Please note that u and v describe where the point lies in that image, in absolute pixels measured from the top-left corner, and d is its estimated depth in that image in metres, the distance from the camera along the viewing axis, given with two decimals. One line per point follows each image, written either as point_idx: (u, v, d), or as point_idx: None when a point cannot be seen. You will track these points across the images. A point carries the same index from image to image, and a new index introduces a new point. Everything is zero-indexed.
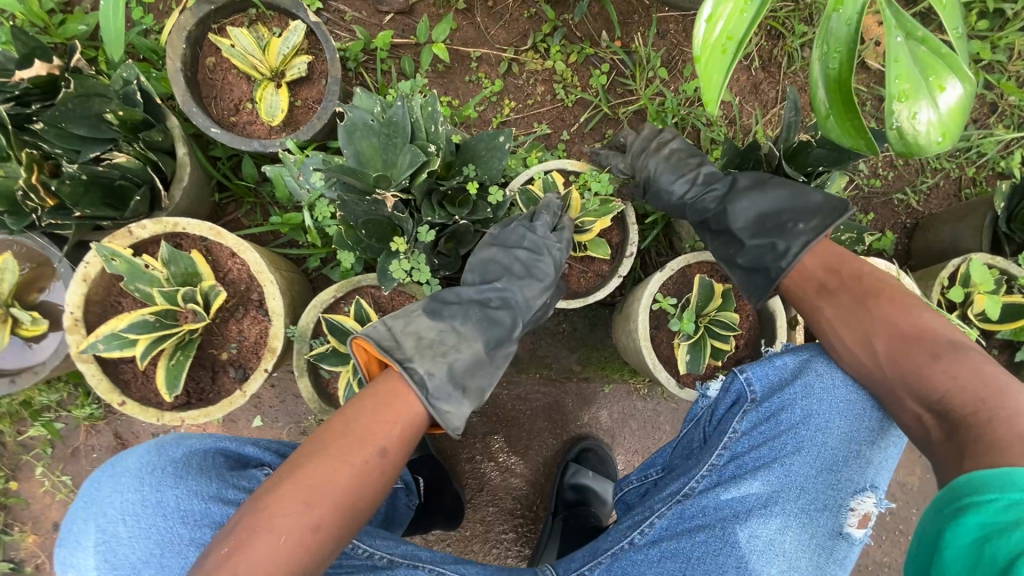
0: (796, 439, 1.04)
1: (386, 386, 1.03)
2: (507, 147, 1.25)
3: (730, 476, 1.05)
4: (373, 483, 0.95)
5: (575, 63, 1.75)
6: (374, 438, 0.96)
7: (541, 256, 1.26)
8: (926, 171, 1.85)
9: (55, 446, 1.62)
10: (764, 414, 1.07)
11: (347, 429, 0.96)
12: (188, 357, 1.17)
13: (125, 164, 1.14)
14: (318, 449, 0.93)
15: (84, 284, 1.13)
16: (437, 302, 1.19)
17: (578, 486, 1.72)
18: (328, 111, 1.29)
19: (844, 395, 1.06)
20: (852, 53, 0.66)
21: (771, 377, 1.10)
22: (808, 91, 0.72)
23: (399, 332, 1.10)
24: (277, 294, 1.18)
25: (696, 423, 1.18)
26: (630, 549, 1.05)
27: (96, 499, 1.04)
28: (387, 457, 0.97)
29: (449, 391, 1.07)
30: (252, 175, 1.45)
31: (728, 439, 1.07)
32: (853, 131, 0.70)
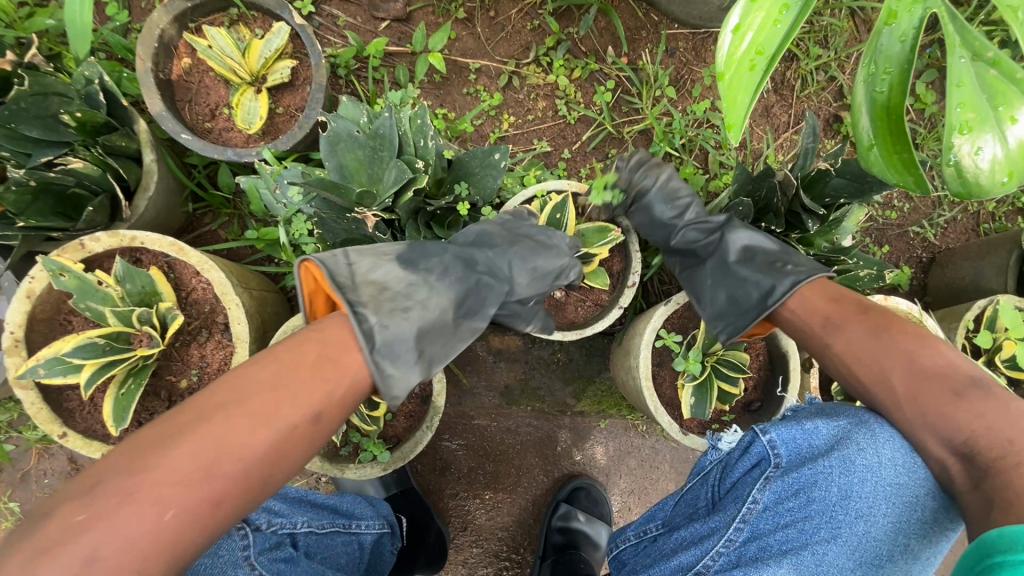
0: (831, 524, 0.88)
1: (314, 343, 0.81)
2: (502, 166, 1.15)
3: (751, 558, 0.92)
4: (271, 475, 0.72)
5: (578, 79, 1.67)
6: (311, 401, 0.76)
7: (550, 252, 1.12)
8: (943, 204, 1.76)
9: (3, 470, 1.50)
10: (791, 487, 0.92)
11: (244, 401, 0.72)
12: (139, 386, 1.04)
13: (81, 170, 1.03)
14: (235, 401, 0.72)
15: (28, 301, 1.01)
16: (415, 253, 1.01)
17: (568, 529, 1.61)
18: (311, 120, 1.19)
19: (893, 476, 0.89)
20: (904, 74, 0.60)
21: (800, 444, 0.95)
22: (848, 119, 0.66)
23: (361, 276, 0.92)
24: (243, 318, 1.07)
25: (706, 480, 1.08)
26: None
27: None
28: (295, 441, 0.74)
29: (400, 352, 0.87)
30: (228, 185, 1.36)
31: (748, 512, 0.94)
32: (901, 166, 0.63)
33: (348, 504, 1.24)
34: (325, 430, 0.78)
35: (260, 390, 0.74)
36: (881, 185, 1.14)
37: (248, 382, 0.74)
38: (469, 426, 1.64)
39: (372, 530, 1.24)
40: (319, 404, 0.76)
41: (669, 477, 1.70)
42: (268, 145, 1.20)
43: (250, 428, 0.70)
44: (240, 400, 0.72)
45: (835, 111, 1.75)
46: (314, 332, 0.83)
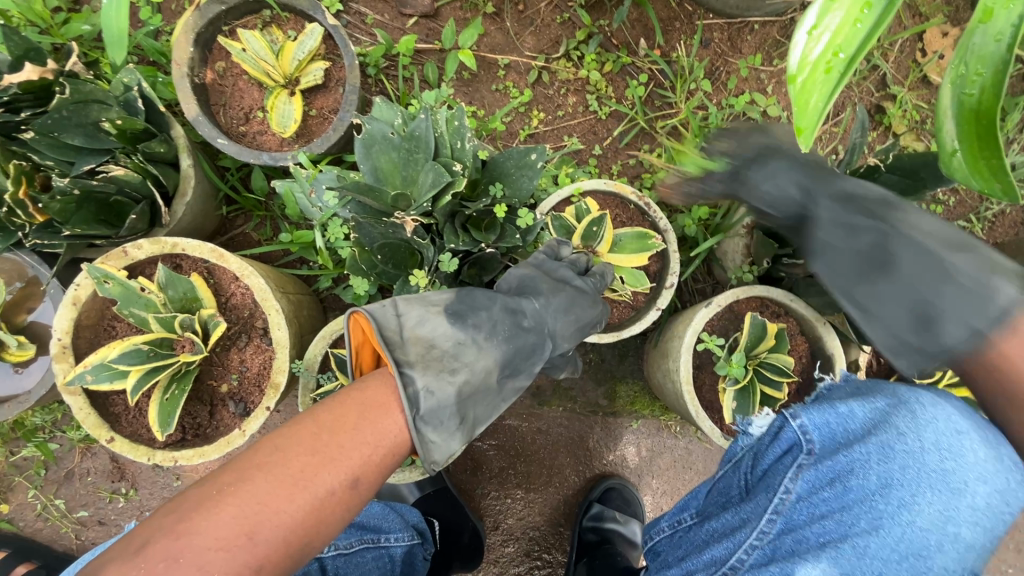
0: (869, 514, 0.88)
1: (353, 405, 0.81)
2: (539, 166, 1.14)
3: (787, 551, 0.90)
4: (317, 533, 0.73)
5: (610, 73, 1.63)
6: (348, 464, 0.77)
7: (587, 302, 1.08)
8: (992, 197, 1.70)
9: (49, 468, 1.54)
10: (826, 476, 0.91)
11: (279, 465, 0.73)
12: (183, 392, 1.05)
13: (123, 177, 1.03)
14: (278, 457, 0.74)
15: (74, 308, 1.02)
16: (464, 303, 0.95)
17: (600, 527, 1.60)
18: (345, 122, 1.18)
19: (936, 462, 0.88)
20: (998, 76, 0.57)
21: (834, 428, 0.94)
22: (930, 124, 0.63)
23: (409, 332, 0.88)
24: (282, 324, 1.06)
25: (736, 466, 1.06)
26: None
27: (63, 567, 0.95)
28: (333, 506, 0.75)
29: (443, 418, 0.86)
30: (262, 188, 1.37)
31: (782, 502, 0.92)
32: (986, 171, 0.60)
33: (374, 519, 1.22)
34: (361, 495, 0.78)
35: (299, 454, 0.75)
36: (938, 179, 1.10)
37: (288, 442, 0.76)
38: (499, 426, 1.63)
39: (402, 542, 1.21)
40: (357, 470, 0.77)
41: (702, 478, 1.67)
42: (303, 149, 1.19)
43: (290, 493, 0.72)
44: (282, 461, 0.74)
45: (877, 101, 1.70)
46: (356, 389, 0.83)
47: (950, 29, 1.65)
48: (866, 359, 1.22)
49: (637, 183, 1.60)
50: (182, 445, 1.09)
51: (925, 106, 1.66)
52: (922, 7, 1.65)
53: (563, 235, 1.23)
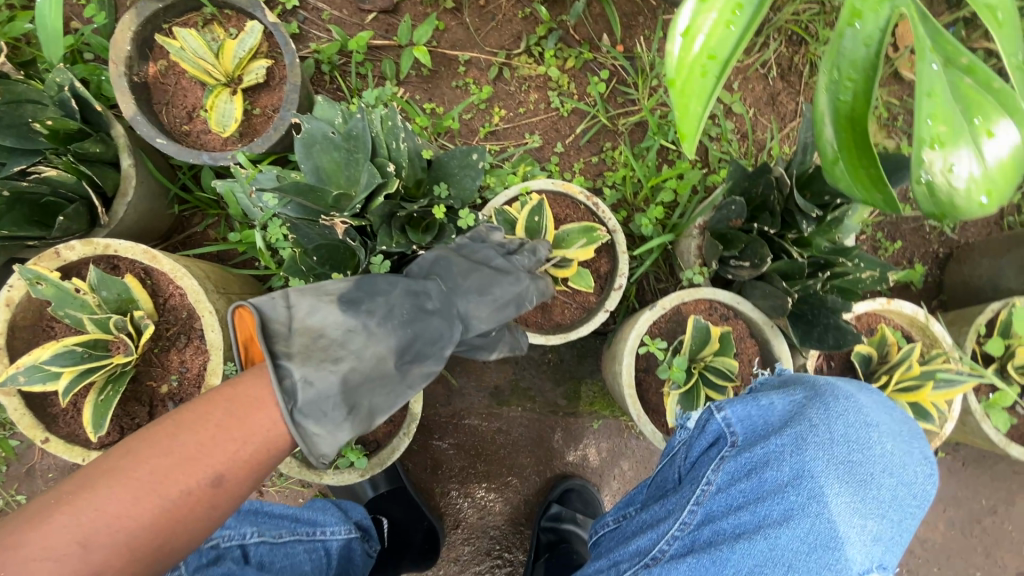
0: (782, 505, 0.92)
1: (221, 402, 0.80)
2: (480, 166, 1.13)
3: (704, 542, 0.94)
4: (175, 536, 0.74)
5: (572, 69, 1.61)
6: (208, 460, 0.76)
7: (505, 278, 1.05)
8: None
9: (10, 464, 1.55)
10: (744, 468, 0.95)
11: (132, 470, 0.73)
12: (118, 392, 1.05)
13: (54, 177, 1.03)
14: (130, 460, 0.74)
15: (8, 309, 1.03)
16: (362, 290, 0.97)
17: (558, 527, 1.59)
18: (285, 121, 1.17)
19: (844, 453, 0.94)
20: (869, 81, 0.56)
21: (755, 419, 0.98)
22: (811, 129, 0.61)
23: (297, 322, 0.90)
24: (216, 325, 1.06)
25: (672, 459, 1.06)
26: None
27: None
28: (191, 506, 0.75)
29: (326, 409, 0.87)
30: (213, 187, 1.36)
31: (702, 493, 0.96)
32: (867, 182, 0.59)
33: (311, 511, 1.21)
34: (227, 494, 0.78)
35: (153, 454, 0.75)
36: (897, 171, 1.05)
37: (143, 445, 0.75)
38: (459, 426, 1.62)
39: (339, 535, 1.21)
40: (219, 467, 0.77)
41: None
42: (243, 148, 1.18)
43: (142, 497, 0.72)
44: (134, 464, 0.74)
45: None
46: (228, 385, 0.82)
47: None
48: (814, 363, 1.20)
49: (598, 181, 1.58)
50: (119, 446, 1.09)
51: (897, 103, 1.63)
52: None
53: (506, 229, 1.21)
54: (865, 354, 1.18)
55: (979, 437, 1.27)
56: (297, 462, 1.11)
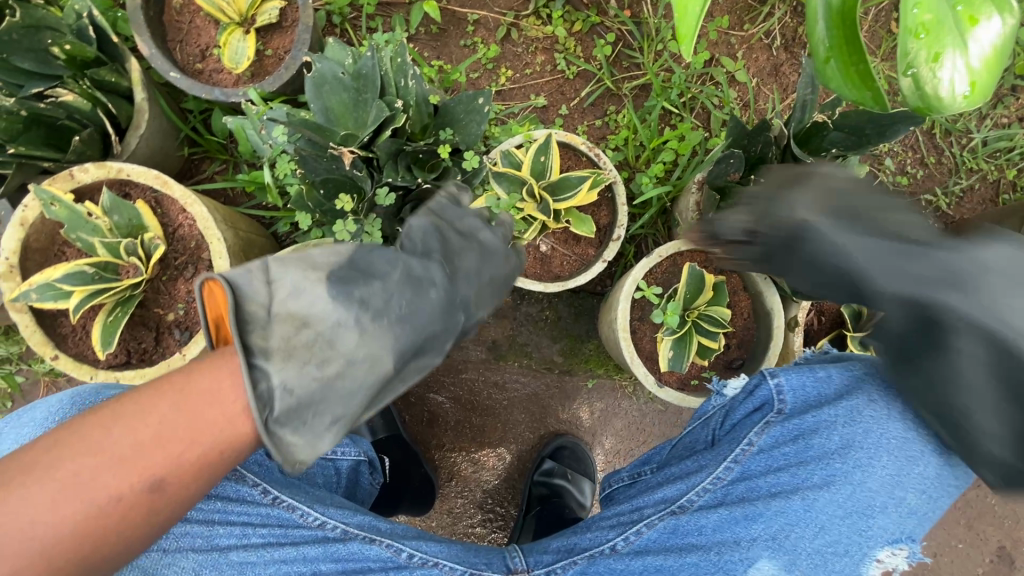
0: (824, 472, 1.01)
1: (163, 399, 0.70)
2: (486, 110, 1.15)
3: (736, 496, 1.03)
4: (108, 542, 0.67)
5: (579, 32, 1.63)
6: (145, 466, 0.68)
7: (497, 259, 1.03)
8: (958, 172, 1.70)
9: (15, 400, 1.58)
10: (790, 434, 1.04)
11: (50, 468, 0.66)
12: (126, 314, 1.08)
13: (71, 102, 1.06)
14: (52, 458, 0.66)
15: (22, 229, 1.05)
16: (355, 272, 0.86)
17: (550, 481, 1.62)
18: (297, 60, 1.19)
19: (898, 430, 1.02)
20: None
21: (807, 391, 1.06)
22: (805, 27, 0.68)
23: (278, 305, 0.79)
24: (223, 253, 1.08)
25: (706, 422, 1.14)
26: (609, 555, 1.03)
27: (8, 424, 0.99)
28: (123, 512, 0.67)
29: (307, 416, 0.77)
30: (223, 130, 1.39)
31: (743, 453, 1.04)
32: (856, 77, 0.65)
33: None
34: (166, 499, 0.70)
35: (77, 455, 0.67)
36: (881, 136, 1.11)
37: (66, 442, 0.67)
38: (456, 379, 1.65)
39: (349, 457, 1.24)
40: (157, 471, 0.68)
41: (655, 440, 1.70)
42: (255, 86, 1.20)
43: (70, 495, 0.65)
44: (54, 463, 0.66)
45: None
46: (179, 373, 0.73)
47: None
48: (804, 316, 1.23)
49: (601, 144, 1.61)
50: (126, 368, 1.12)
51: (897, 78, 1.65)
52: None
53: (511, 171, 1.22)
54: (855, 310, 1.22)
55: None
56: None
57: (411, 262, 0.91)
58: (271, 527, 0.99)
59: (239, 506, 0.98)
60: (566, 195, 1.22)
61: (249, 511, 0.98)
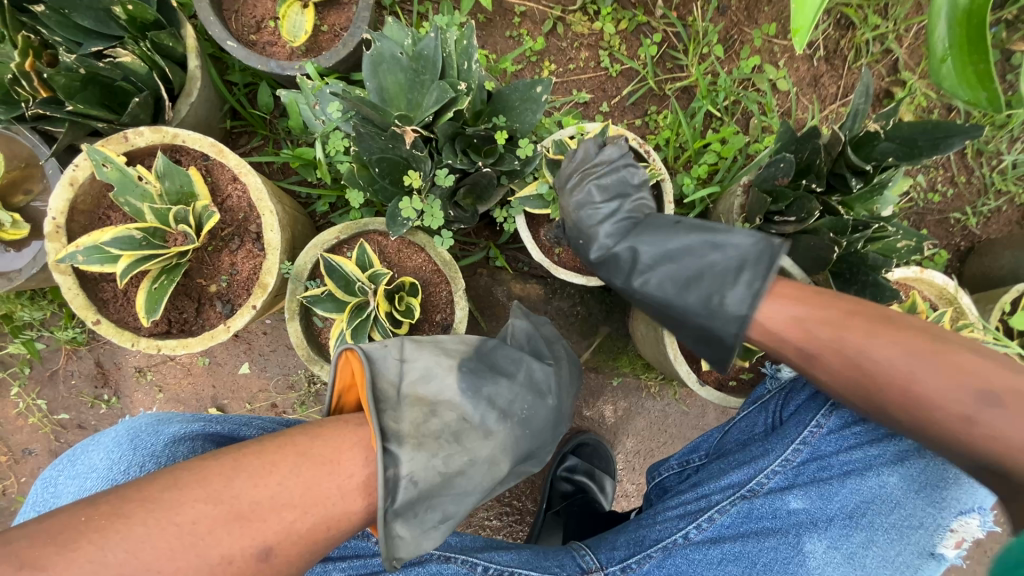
0: (897, 448, 1.04)
1: (289, 459, 0.74)
2: (544, 100, 1.13)
3: (807, 478, 1.07)
4: None
5: (624, 31, 1.63)
6: (264, 527, 0.70)
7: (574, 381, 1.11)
8: (988, 193, 1.72)
9: (34, 367, 1.55)
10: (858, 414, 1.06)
11: (171, 512, 0.67)
12: (172, 283, 1.07)
13: (129, 64, 1.04)
14: (173, 499, 0.68)
15: (71, 189, 1.03)
16: (478, 367, 0.93)
17: (573, 477, 1.63)
18: (355, 38, 1.18)
19: None
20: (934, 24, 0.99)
21: None
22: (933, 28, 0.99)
23: (410, 388, 0.85)
24: (275, 226, 1.08)
25: (765, 407, 1.20)
26: (685, 545, 1.09)
27: (73, 474, 0.92)
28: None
29: (422, 512, 0.80)
30: (268, 104, 1.37)
31: (810, 436, 1.08)
32: (968, 71, 0.97)
33: None
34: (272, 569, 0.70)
35: (201, 501, 0.68)
36: (934, 149, 1.11)
37: (190, 482, 0.70)
38: None
39: None
40: (272, 538, 0.70)
41: (676, 441, 1.70)
42: (311, 60, 1.19)
43: (183, 546, 0.66)
44: (176, 503, 0.68)
45: (886, 87, 1.71)
46: (302, 435, 0.77)
47: None
48: None
49: None
50: (166, 337, 1.11)
51: (935, 95, 1.68)
52: None
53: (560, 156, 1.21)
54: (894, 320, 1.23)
55: None
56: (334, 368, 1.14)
57: (532, 367, 0.98)
58: (350, 562, 0.99)
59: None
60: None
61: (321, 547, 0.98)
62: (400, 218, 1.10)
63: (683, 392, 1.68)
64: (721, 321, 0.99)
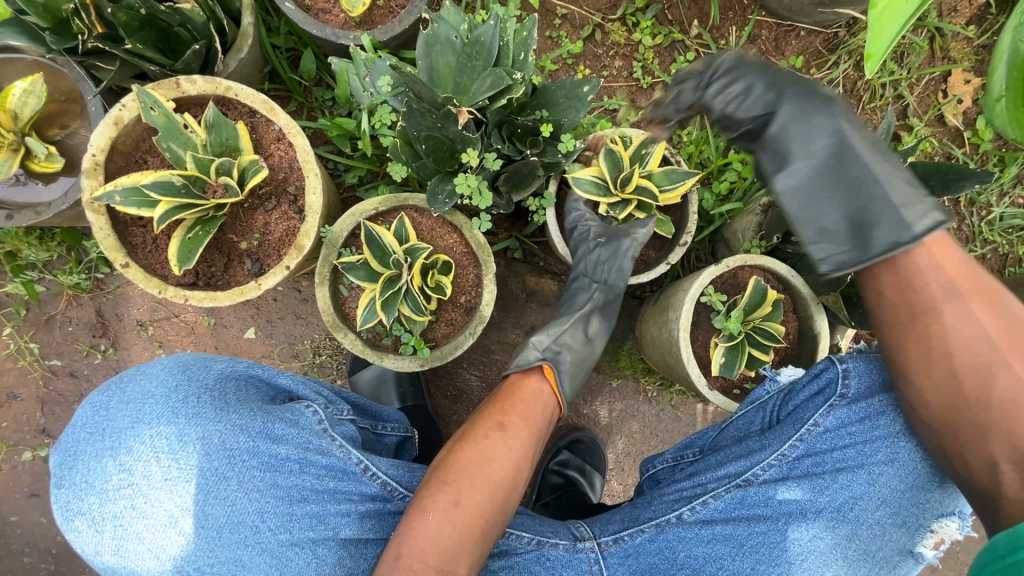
0: (889, 450, 1.03)
1: (467, 429, 1.03)
2: (590, 100, 1.15)
3: (802, 471, 1.06)
4: (512, 484, 0.98)
5: (659, 46, 1.69)
6: (493, 419, 1.04)
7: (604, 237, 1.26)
8: (976, 240, 1.83)
9: (30, 310, 1.51)
10: (856, 415, 1.05)
11: (448, 472, 0.96)
12: (207, 234, 1.06)
13: (188, 11, 1.03)
14: (441, 479, 0.95)
15: (115, 128, 1.02)
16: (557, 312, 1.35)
17: (565, 470, 1.65)
18: (413, 16, 1.20)
19: None
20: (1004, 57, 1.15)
21: (871, 377, 1.07)
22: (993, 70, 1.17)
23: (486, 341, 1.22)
24: (318, 189, 1.09)
25: (761, 406, 1.18)
26: (677, 524, 1.10)
27: (111, 428, 0.85)
28: (506, 454, 0.99)
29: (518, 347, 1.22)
30: (310, 72, 1.37)
31: (808, 433, 1.07)
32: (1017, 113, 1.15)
33: (377, 404, 1.19)
34: (518, 435, 1.03)
35: (455, 462, 0.97)
36: (946, 189, 1.18)
37: (439, 475, 0.96)
38: (487, 359, 1.63)
39: (398, 433, 1.20)
40: (501, 420, 1.03)
41: (666, 446, 1.75)
42: (366, 32, 1.20)
43: (476, 469, 0.96)
44: (448, 469, 0.96)
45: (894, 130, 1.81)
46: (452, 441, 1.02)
47: (974, 77, 1.76)
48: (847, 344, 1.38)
49: None
50: (193, 289, 1.10)
51: (937, 143, 1.78)
52: (951, 51, 1.75)
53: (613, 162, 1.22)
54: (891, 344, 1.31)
55: None
56: (356, 336, 1.14)
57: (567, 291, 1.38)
58: (369, 506, 0.99)
59: (343, 484, 0.98)
60: (665, 188, 1.23)
61: (353, 490, 0.98)
62: (440, 197, 1.13)
63: (678, 399, 1.74)
64: (888, 226, 0.91)
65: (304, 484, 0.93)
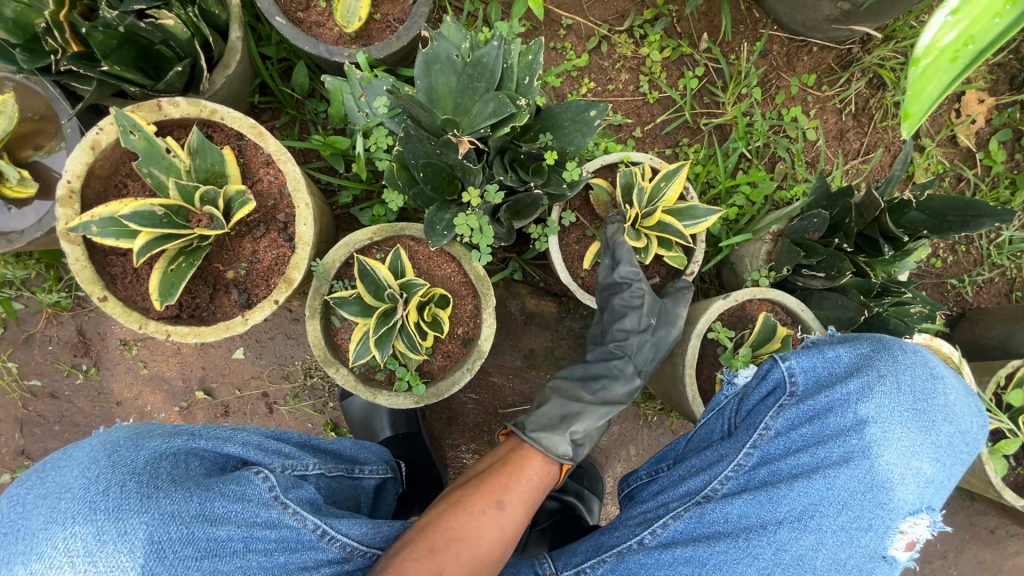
0: (842, 449, 1.01)
1: (461, 493, 1.04)
2: (597, 125, 1.09)
3: (760, 482, 1.03)
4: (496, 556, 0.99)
5: (667, 59, 1.63)
6: (493, 493, 1.04)
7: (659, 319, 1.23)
8: (985, 264, 1.79)
9: (7, 327, 1.45)
10: (806, 415, 1.05)
11: (432, 535, 0.94)
12: (191, 266, 1.00)
13: (172, 28, 0.95)
14: (421, 538, 0.94)
15: (91, 153, 0.96)
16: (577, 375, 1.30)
17: (562, 495, 1.60)
18: (411, 33, 1.13)
19: (910, 400, 1.03)
20: None
21: (817, 372, 1.07)
22: None
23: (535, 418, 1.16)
24: (309, 219, 1.02)
25: (719, 413, 1.14)
26: (638, 550, 1.04)
27: (24, 530, 0.80)
28: (494, 529, 1.00)
29: (554, 424, 1.16)
30: (302, 85, 1.30)
31: (761, 438, 1.05)
32: None
33: (352, 449, 1.14)
34: (512, 514, 1.04)
35: (439, 528, 0.96)
36: (964, 226, 1.13)
37: (422, 535, 0.94)
38: (484, 382, 1.58)
39: (376, 476, 1.17)
40: (499, 495, 1.04)
41: None
42: (361, 50, 1.14)
43: (471, 537, 0.97)
44: (436, 531, 0.96)
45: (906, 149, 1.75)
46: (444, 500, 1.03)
47: (988, 97, 1.71)
48: None
49: None
50: (176, 322, 1.04)
51: (949, 164, 1.73)
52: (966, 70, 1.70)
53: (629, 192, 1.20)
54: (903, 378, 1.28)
55: (976, 477, 1.42)
56: (349, 372, 1.09)
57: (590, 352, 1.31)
58: (321, 568, 0.94)
59: (295, 555, 0.92)
60: (687, 223, 1.20)
61: (306, 559, 0.93)
62: (439, 228, 1.07)
63: (678, 423, 1.70)
64: None
65: (249, 564, 0.87)
